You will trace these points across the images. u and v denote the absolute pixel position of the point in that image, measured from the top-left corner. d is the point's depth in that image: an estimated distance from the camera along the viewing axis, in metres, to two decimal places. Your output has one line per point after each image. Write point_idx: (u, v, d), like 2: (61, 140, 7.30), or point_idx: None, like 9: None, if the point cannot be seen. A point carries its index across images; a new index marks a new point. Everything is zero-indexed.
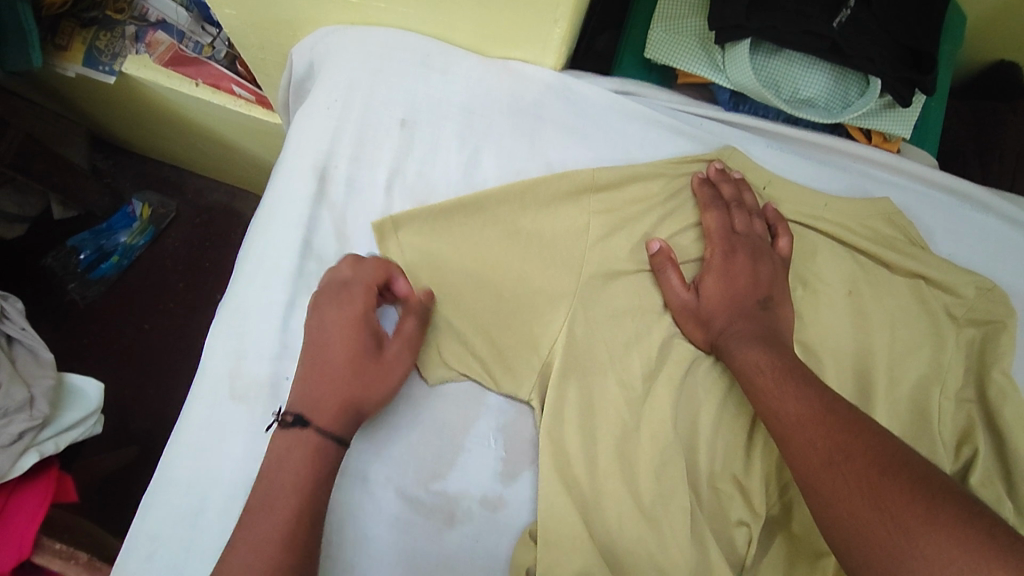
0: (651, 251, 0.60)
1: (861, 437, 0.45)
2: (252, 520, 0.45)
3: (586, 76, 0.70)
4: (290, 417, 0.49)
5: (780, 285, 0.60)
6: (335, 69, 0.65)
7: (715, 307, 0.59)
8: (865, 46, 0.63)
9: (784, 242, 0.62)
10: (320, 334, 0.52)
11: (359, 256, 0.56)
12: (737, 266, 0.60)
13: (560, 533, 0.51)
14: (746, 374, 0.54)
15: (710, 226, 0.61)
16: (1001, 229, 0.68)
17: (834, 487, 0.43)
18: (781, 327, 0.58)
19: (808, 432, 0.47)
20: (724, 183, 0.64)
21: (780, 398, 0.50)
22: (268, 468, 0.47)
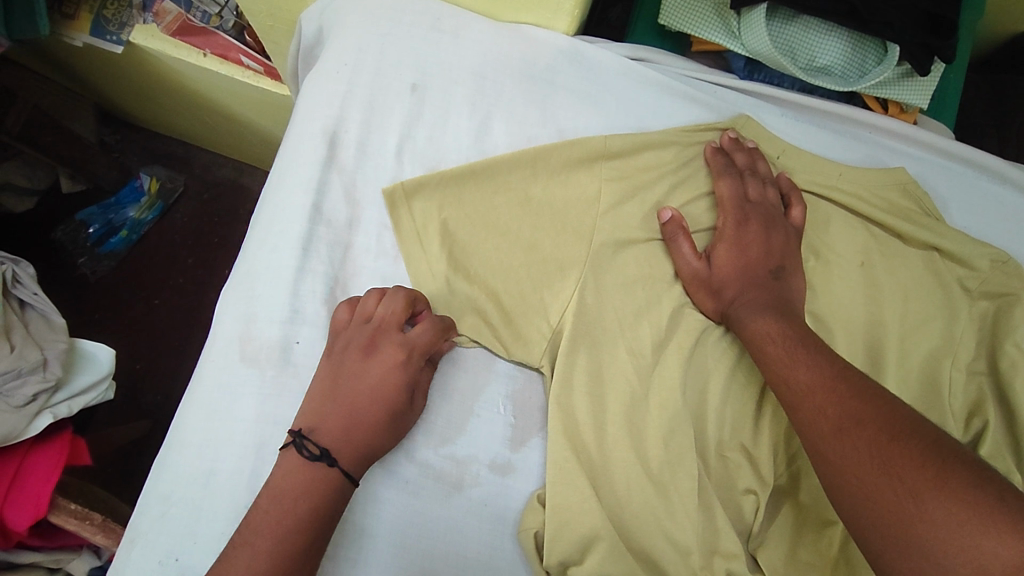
0: (663, 220, 0.60)
1: (872, 404, 0.44)
2: (273, 503, 0.45)
3: (599, 42, 0.68)
4: (316, 450, 0.48)
5: (792, 254, 0.59)
6: (346, 33, 0.65)
7: (726, 276, 0.58)
8: (884, 11, 0.61)
9: (797, 211, 0.61)
10: (368, 375, 0.51)
11: (414, 299, 0.55)
12: (750, 235, 0.59)
13: (568, 498, 0.51)
14: (756, 343, 0.53)
15: (722, 196, 0.61)
16: (1019, 203, 0.67)
17: (843, 451, 0.43)
18: (794, 295, 0.57)
19: (818, 399, 0.47)
20: (737, 152, 0.63)
21: (792, 366, 0.50)
22: (280, 478, 0.47)
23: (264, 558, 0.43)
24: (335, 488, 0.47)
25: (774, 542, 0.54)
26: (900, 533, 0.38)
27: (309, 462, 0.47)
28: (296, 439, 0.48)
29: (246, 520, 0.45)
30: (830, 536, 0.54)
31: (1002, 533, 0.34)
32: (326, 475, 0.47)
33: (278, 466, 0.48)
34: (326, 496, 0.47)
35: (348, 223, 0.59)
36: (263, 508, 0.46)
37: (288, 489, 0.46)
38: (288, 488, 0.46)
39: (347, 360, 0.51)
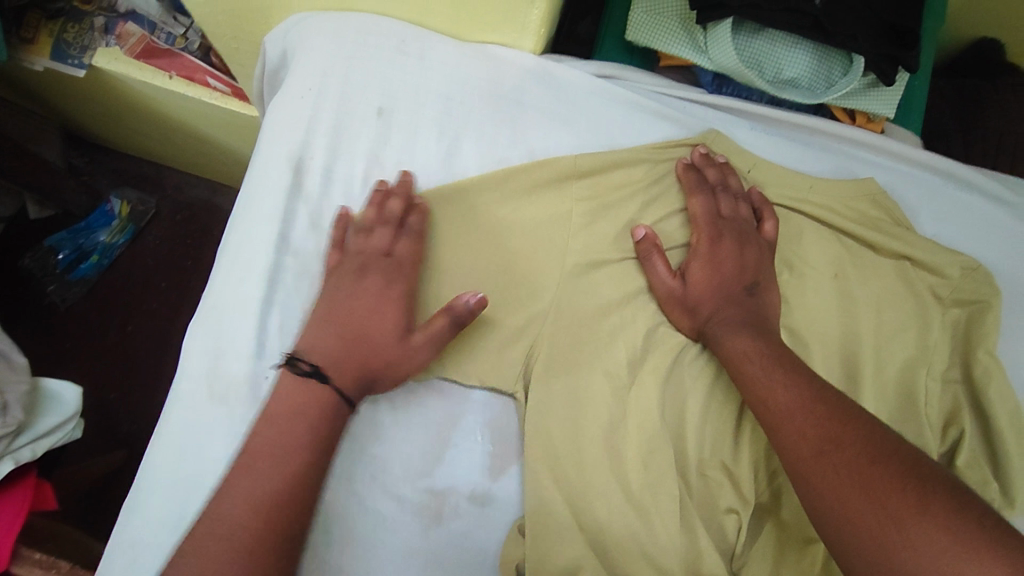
0: (637, 237, 0.59)
1: (850, 425, 0.44)
2: (271, 427, 0.48)
3: (566, 60, 0.67)
4: (308, 367, 0.50)
5: (766, 269, 0.59)
6: (309, 57, 0.63)
7: (702, 294, 0.58)
8: (848, 23, 0.62)
9: (769, 226, 0.61)
10: (362, 297, 0.54)
11: (402, 225, 0.57)
12: (724, 252, 0.59)
13: (548, 527, 0.51)
14: (733, 362, 0.53)
15: (695, 213, 0.61)
16: (991, 210, 0.66)
17: (824, 472, 0.43)
18: (770, 311, 0.57)
19: (797, 422, 0.46)
20: (709, 168, 0.63)
21: (769, 386, 0.50)
22: (277, 403, 0.49)
23: (269, 480, 0.46)
24: (332, 409, 0.50)
25: (756, 562, 0.53)
26: (882, 557, 0.38)
27: (302, 378, 0.50)
28: (289, 360, 0.51)
29: (248, 439, 0.48)
30: (812, 553, 0.53)
31: (983, 561, 0.35)
32: (319, 392, 0.50)
33: (276, 387, 0.50)
34: (323, 420, 0.49)
35: (316, 252, 0.58)
36: (265, 428, 0.48)
37: (288, 409, 0.49)
38: (287, 409, 0.49)
39: (341, 289, 0.54)
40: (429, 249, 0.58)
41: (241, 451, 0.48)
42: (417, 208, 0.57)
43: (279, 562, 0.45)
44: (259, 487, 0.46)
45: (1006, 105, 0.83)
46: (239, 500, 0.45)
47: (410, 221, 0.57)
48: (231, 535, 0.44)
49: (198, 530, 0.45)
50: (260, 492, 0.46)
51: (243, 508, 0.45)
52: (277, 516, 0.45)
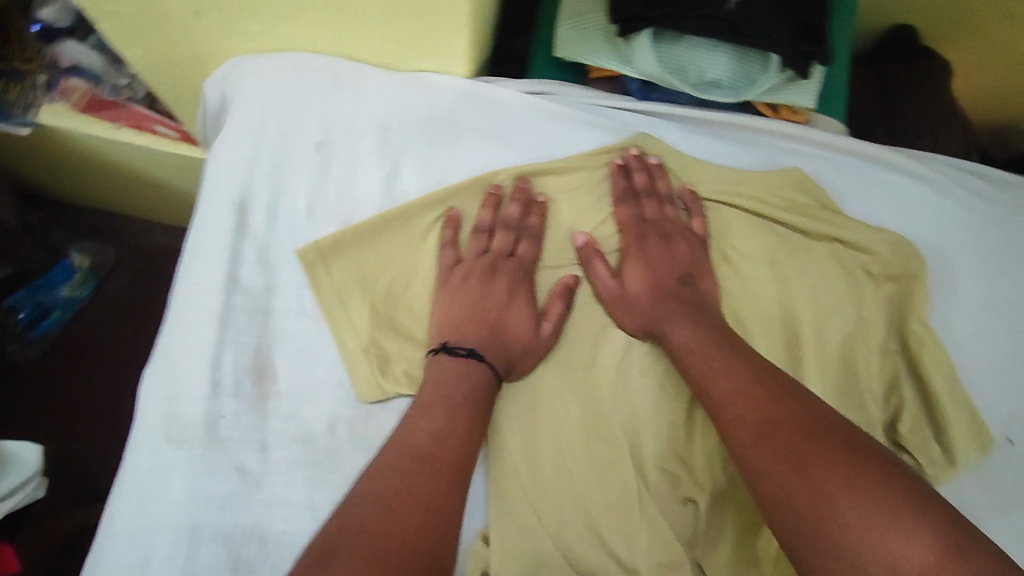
0: (577, 245, 0.62)
1: (789, 408, 0.47)
2: (441, 389, 0.53)
3: (498, 81, 0.68)
4: (463, 351, 0.55)
5: (699, 262, 0.62)
6: (245, 100, 0.64)
7: (640, 292, 0.60)
8: (762, 24, 0.63)
9: (697, 223, 0.64)
10: (493, 293, 0.58)
11: (523, 219, 0.61)
12: (653, 251, 0.62)
13: (512, 532, 0.53)
14: (679, 355, 0.55)
15: (622, 219, 0.63)
16: (913, 187, 0.70)
17: (767, 454, 0.45)
18: (708, 300, 0.60)
19: (740, 408, 0.48)
20: (638, 170, 0.64)
21: (712, 374, 0.52)
22: (441, 378, 0.54)
23: (446, 419, 0.52)
24: (487, 379, 0.55)
25: (716, 546, 0.55)
26: (822, 537, 0.40)
27: (461, 359, 0.55)
28: (446, 347, 0.56)
29: (416, 399, 0.54)
30: (766, 531, 0.55)
31: (910, 531, 0.38)
32: (476, 368, 0.55)
33: (434, 367, 0.55)
34: (482, 383, 0.54)
35: (265, 287, 0.59)
36: (431, 388, 0.54)
37: (453, 383, 0.54)
38: (450, 379, 0.54)
39: (472, 287, 0.58)
40: (544, 243, 0.62)
41: (413, 403, 0.54)
42: (537, 207, 0.62)
43: (458, 483, 0.50)
44: (442, 422, 0.52)
45: (923, 86, 0.86)
46: (421, 432, 0.51)
47: (529, 221, 0.61)
48: (422, 453, 0.50)
49: (380, 460, 0.50)
50: (438, 427, 0.51)
51: (422, 437, 0.51)
52: (454, 444, 0.51)
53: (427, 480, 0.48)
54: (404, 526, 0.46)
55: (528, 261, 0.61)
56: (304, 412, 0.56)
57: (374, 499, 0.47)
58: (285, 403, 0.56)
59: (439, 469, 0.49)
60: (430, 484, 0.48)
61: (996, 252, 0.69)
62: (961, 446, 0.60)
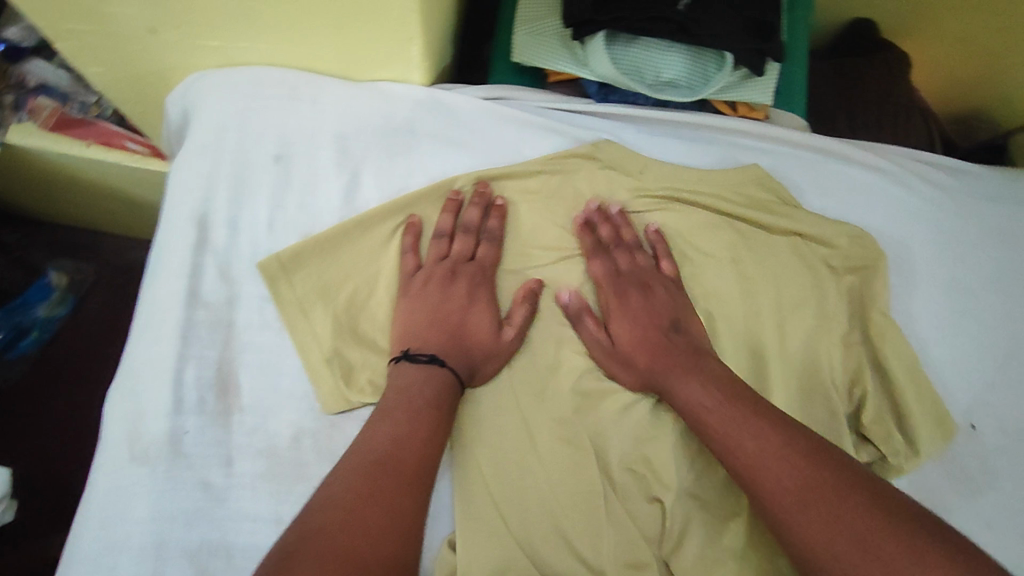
0: (563, 303, 0.61)
1: (826, 467, 0.47)
2: (400, 397, 0.54)
3: (456, 87, 0.69)
4: (425, 357, 0.56)
5: (682, 306, 0.62)
6: (203, 115, 0.64)
7: (631, 347, 0.60)
8: (712, 24, 0.64)
9: (666, 264, 0.64)
10: (454, 298, 0.59)
11: (484, 222, 0.62)
12: (634, 305, 0.61)
13: (478, 537, 0.53)
14: (692, 414, 0.54)
15: (597, 275, 0.62)
16: (870, 180, 0.71)
17: (810, 515, 0.45)
18: (701, 343, 0.60)
19: (773, 468, 0.48)
20: (602, 224, 0.64)
21: (736, 434, 0.51)
22: (402, 386, 0.54)
23: (406, 425, 0.52)
24: (449, 384, 0.55)
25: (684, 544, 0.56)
26: None
27: (423, 365, 0.55)
28: (407, 355, 0.56)
29: (377, 406, 0.54)
30: (732, 526, 0.56)
31: None
32: (437, 373, 0.55)
33: (396, 374, 0.55)
34: (444, 389, 0.55)
35: (226, 301, 0.59)
36: (393, 395, 0.54)
37: (414, 390, 0.54)
38: (411, 386, 0.54)
39: (433, 292, 0.59)
40: (504, 247, 0.63)
41: (375, 410, 0.54)
42: (496, 210, 0.62)
43: (418, 486, 0.50)
44: (402, 426, 0.52)
45: (882, 79, 0.88)
46: (382, 436, 0.51)
47: (488, 225, 0.62)
48: (380, 456, 0.50)
49: (342, 464, 0.50)
50: (399, 431, 0.52)
51: (383, 440, 0.51)
52: (414, 448, 0.51)
53: (386, 482, 0.48)
54: (363, 525, 0.46)
55: (488, 264, 0.61)
56: (268, 424, 0.56)
57: (332, 501, 0.47)
58: (249, 417, 0.56)
59: (399, 472, 0.49)
60: (388, 486, 0.48)
61: (953, 241, 0.70)
62: (925, 434, 0.61)
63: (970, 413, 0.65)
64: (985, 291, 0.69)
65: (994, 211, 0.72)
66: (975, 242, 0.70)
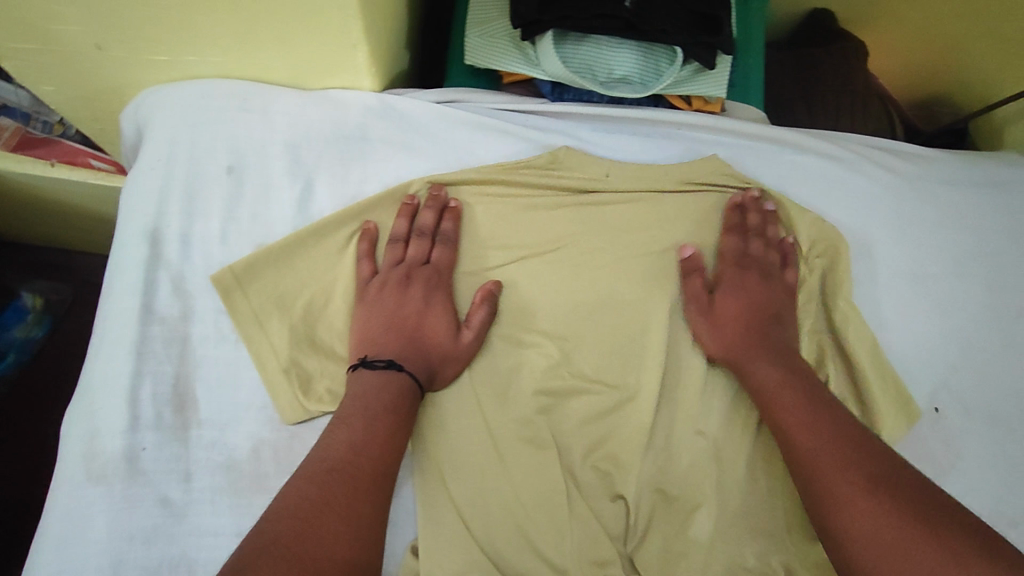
0: (683, 256, 0.64)
1: (868, 460, 0.50)
2: (355, 406, 0.53)
3: (409, 92, 0.69)
4: (383, 362, 0.56)
5: (788, 307, 0.64)
6: (154, 130, 0.64)
7: (727, 317, 0.62)
8: (659, 19, 0.64)
9: (791, 273, 0.66)
10: (410, 303, 0.59)
11: (439, 225, 0.62)
12: (750, 283, 0.64)
13: (440, 542, 0.53)
14: (762, 391, 0.57)
15: (727, 249, 0.65)
16: (828, 168, 0.71)
17: (862, 511, 0.47)
18: (793, 343, 0.61)
19: (824, 455, 0.51)
20: (754, 211, 0.66)
21: (797, 423, 0.54)
22: (359, 393, 0.54)
23: (361, 433, 0.51)
24: (407, 388, 0.55)
25: (649, 539, 0.56)
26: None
27: (380, 371, 0.55)
28: (364, 362, 0.56)
29: (334, 416, 0.54)
30: (697, 518, 0.56)
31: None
32: (395, 378, 0.55)
33: (354, 382, 0.55)
34: (402, 394, 0.54)
35: (182, 315, 0.59)
36: (350, 403, 0.54)
37: (372, 397, 0.54)
38: (369, 392, 0.54)
39: (389, 298, 0.59)
40: (460, 250, 0.63)
41: (332, 419, 0.54)
42: (450, 212, 0.62)
43: (376, 493, 0.50)
44: (359, 434, 0.51)
45: (840, 66, 0.88)
46: (339, 445, 0.51)
47: (443, 227, 0.62)
48: (334, 464, 0.50)
49: (298, 474, 0.50)
50: (354, 438, 0.51)
51: (339, 449, 0.51)
52: (370, 456, 0.51)
53: (341, 492, 0.48)
54: (319, 533, 0.46)
55: (444, 267, 0.61)
56: (227, 437, 0.56)
57: (285, 511, 0.46)
58: (206, 431, 0.56)
59: (355, 480, 0.49)
60: (345, 495, 0.48)
61: (911, 225, 0.70)
62: (886, 419, 0.61)
63: (934, 396, 0.65)
64: (944, 274, 0.69)
65: (951, 194, 0.73)
66: (935, 226, 0.71)
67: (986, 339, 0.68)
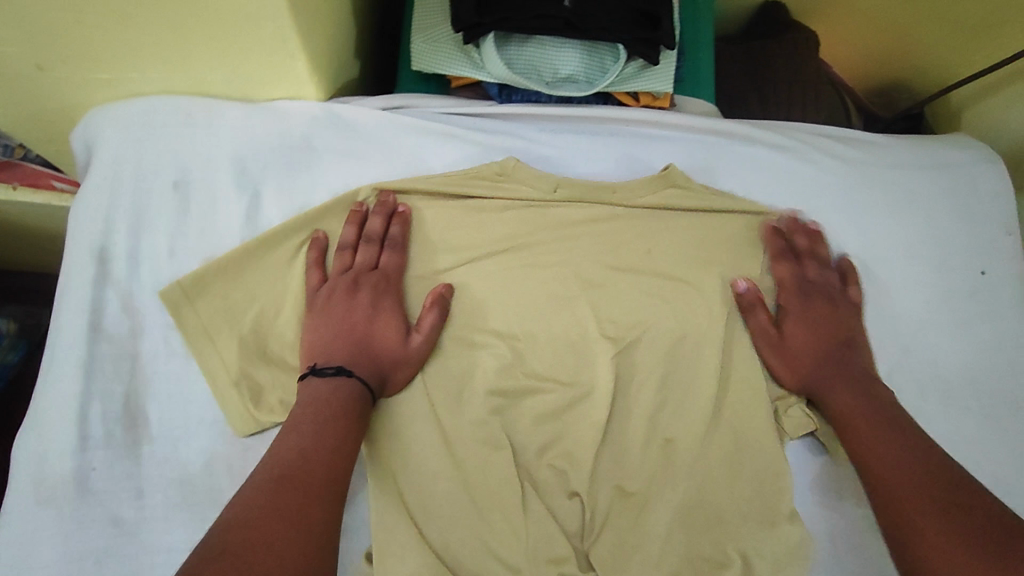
0: (739, 290, 0.63)
1: (936, 479, 0.53)
2: (303, 414, 0.53)
3: (354, 100, 0.69)
4: (331, 369, 0.55)
5: (859, 327, 0.65)
6: (99, 148, 0.64)
7: (806, 349, 0.62)
8: (598, 18, 0.64)
9: (855, 289, 0.66)
10: (359, 309, 0.59)
11: (387, 231, 0.62)
12: (818, 313, 0.64)
13: (394, 547, 0.53)
14: (842, 417, 0.59)
15: (785, 277, 0.64)
16: (776, 157, 0.71)
17: (927, 527, 0.50)
18: (869, 369, 0.62)
19: (899, 472, 0.54)
20: (798, 234, 0.67)
21: (874, 442, 0.57)
22: (308, 401, 0.54)
23: (311, 441, 0.51)
24: (357, 393, 0.55)
25: (604, 533, 0.56)
26: None
27: (330, 378, 0.55)
28: (313, 369, 0.55)
29: (285, 425, 0.53)
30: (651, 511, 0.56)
31: None
32: (345, 385, 0.55)
33: (303, 391, 0.55)
34: (352, 399, 0.54)
35: (131, 332, 0.59)
36: (298, 411, 0.53)
37: (321, 403, 0.53)
38: (317, 399, 0.53)
39: (338, 305, 0.59)
40: (409, 252, 0.63)
41: (283, 428, 0.53)
42: (398, 217, 0.62)
43: (330, 499, 0.49)
44: (309, 441, 0.51)
45: (791, 56, 0.89)
46: (291, 452, 0.50)
47: (391, 232, 0.62)
48: (285, 471, 0.49)
49: (249, 484, 0.48)
50: (305, 445, 0.51)
51: (290, 456, 0.50)
52: (322, 462, 0.50)
53: (293, 499, 0.47)
54: (270, 541, 0.44)
55: (393, 271, 0.61)
56: (179, 452, 0.56)
57: (235, 521, 0.45)
58: (159, 447, 0.56)
59: (307, 486, 0.48)
60: (296, 502, 0.47)
61: (861, 211, 0.71)
62: None
63: (888, 378, 0.66)
64: (895, 257, 0.70)
65: (902, 177, 0.73)
66: (886, 210, 0.71)
67: (940, 319, 0.69)
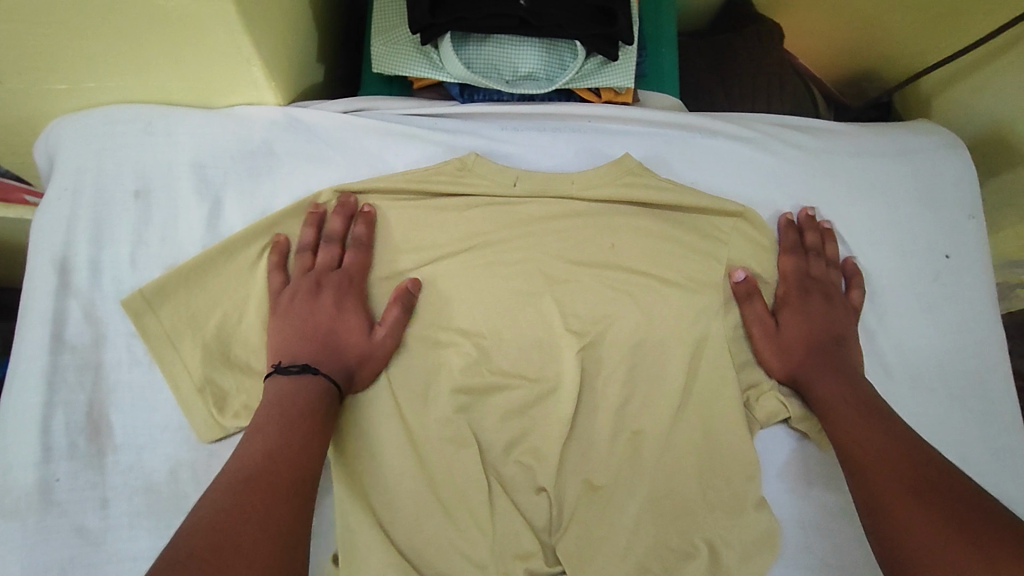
0: (737, 280, 0.63)
1: (918, 466, 0.51)
2: (266, 417, 0.52)
3: (314, 104, 0.69)
4: (297, 367, 0.55)
5: (852, 327, 0.65)
6: (60, 159, 0.64)
7: (796, 339, 0.63)
8: (554, 15, 0.65)
9: (857, 293, 0.67)
10: (321, 309, 0.59)
11: (352, 231, 0.62)
12: (814, 306, 0.64)
13: (360, 550, 0.53)
14: (826, 404, 0.59)
15: (786, 270, 0.66)
16: (738, 148, 0.72)
17: (906, 511, 0.49)
18: (856, 365, 0.62)
19: (880, 458, 0.53)
20: (811, 229, 0.68)
21: (857, 429, 0.56)
22: (274, 399, 0.53)
23: (276, 441, 0.50)
24: (324, 390, 0.55)
25: (571, 527, 0.57)
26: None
27: (296, 375, 0.55)
28: (279, 368, 0.55)
29: (248, 430, 0.52)
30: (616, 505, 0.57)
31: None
32: (312, 382, 0.55)
33: (269, 390, 0.55)
34: (318, 396, 0.54)
35: (94, 342, 0.59)
36: (263, 410, 0.53)
37: (288, 401, 0.53)
38: (282, 397, 0.53)
39: (301, 305, 0.59)
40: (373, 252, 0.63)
41: (247, 430, 0.52)
42: (362, 217, 0.62)
43: (297, 499, 0.48)
44: (277, 441, 0.50)
45: (754, 49, 0.89)
46: (258, 453, 0.49)
47: (354, 232, 0.62)
48: (252, 472, 0.48)
49: (217, 484, 0.47)
50: (272, 445, 0.50)
51: (257, 457, 0.49)
52: (289, 461, 0.49)
53: (259, 499, 0.46)
54: (234, 540, 0.43)
55: (354, 271, 0.61)
56: (144, 461, 0.56)
57: (200, 522, 0.43)
58: (123, 456, 0.56)
59: (273, 486, 0.47)
60: (262, 502, 0.46)
61: (824, 199, 0.71)
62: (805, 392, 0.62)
63: None
64: (858, 244, 0.71)
65: (866, 165, 0.73)
66: (848, 198, 0.72)
67: (904, 305, 0.69)
